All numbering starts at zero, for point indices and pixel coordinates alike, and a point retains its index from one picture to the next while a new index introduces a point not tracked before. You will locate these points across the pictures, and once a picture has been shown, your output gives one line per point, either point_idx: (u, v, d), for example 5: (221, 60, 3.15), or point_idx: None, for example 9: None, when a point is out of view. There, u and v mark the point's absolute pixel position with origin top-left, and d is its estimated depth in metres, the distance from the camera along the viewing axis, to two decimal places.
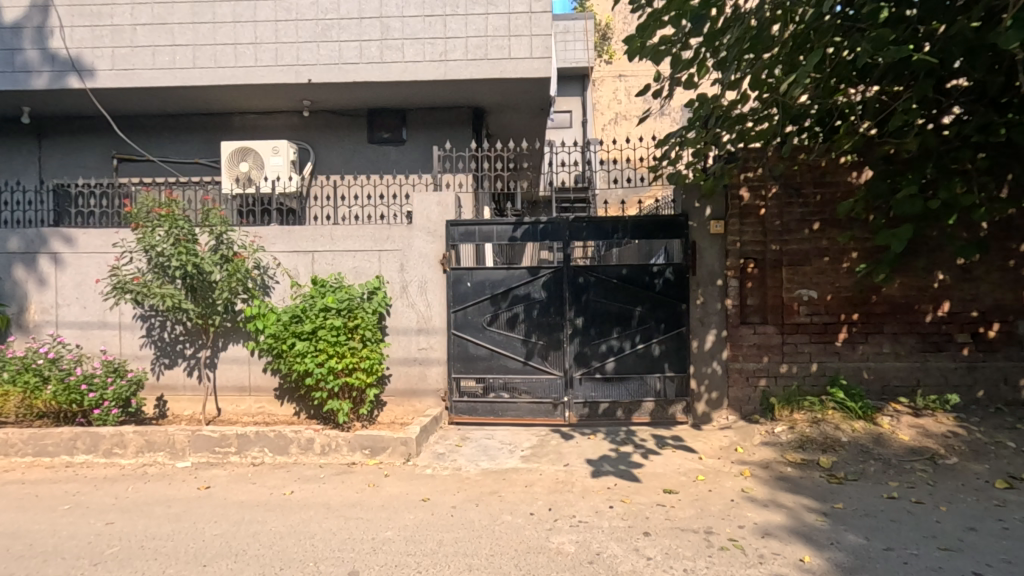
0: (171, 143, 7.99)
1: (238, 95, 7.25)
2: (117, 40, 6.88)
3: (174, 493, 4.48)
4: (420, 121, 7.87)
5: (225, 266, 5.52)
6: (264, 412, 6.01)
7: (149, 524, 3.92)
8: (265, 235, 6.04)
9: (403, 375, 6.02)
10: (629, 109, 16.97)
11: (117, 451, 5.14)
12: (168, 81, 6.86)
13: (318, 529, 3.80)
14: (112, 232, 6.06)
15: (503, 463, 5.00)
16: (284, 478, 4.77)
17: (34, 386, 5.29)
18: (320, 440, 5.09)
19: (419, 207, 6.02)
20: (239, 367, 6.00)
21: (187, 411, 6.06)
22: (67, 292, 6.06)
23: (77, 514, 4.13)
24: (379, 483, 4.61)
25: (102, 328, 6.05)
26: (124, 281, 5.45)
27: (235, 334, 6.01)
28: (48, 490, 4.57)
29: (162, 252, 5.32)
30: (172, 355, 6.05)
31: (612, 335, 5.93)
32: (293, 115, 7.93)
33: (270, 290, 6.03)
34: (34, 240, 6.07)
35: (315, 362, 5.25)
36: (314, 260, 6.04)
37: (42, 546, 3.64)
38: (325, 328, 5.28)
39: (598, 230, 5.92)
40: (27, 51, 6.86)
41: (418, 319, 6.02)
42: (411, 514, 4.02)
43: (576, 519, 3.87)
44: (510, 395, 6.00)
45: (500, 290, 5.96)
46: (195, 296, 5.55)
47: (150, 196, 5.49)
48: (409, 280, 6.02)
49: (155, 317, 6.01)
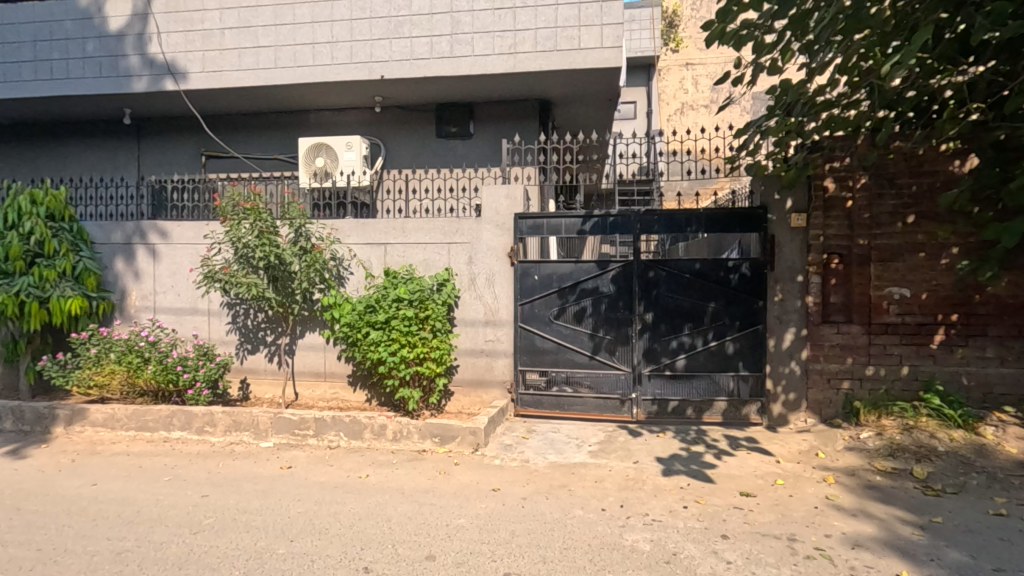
0: (253, 140, 8.42)
1: (316, 93, 7.55)
2: (206, 43, 7.31)
3: (259, 472, 4.74)
4: (487, 115, 7.94)
5: (304, 257, 5.80)
6: (338, 398, 6.25)
7: (240, 499, 4.17)
8: (341, 227, 6.27)
9: (470, 365, 6.10)
10: (697, 99, 16.28)
11: (208, 429, 5.50)
12: (252, 81, 7.23)
13: (395, 513, 3.93)
14: (201, 224, 6.44)
15: (571, 457, 4.98)
16: (359, 461, 4.96)
17: (136, 366, 5.74)
18: (392, 427, 5.25)
19: (488, 200, 6.05)
20: (315, 354, 6.27)
21: (268, 394, 6.40)
22: (163, 281, 6.53)
23: (175, 485, 4.45)
24: (450, 471, 4.70)
25: (193, 314, 6.48)
26: (214, 270, 5.82)
27: (312, 322, 6.28)
28: (150, 462, 4.96)
29: (247, 244, 5.64)
30: (255, 341, 6.39)
31: (683, 332, 5.78)
32: (365, 111, 8.18)
33: (345, 281, 6.25)
34: (135, 231, 6.57)
35: (388, 351, 5.40)
36: (386, 252, 6.21)
37: (148, 513, 3.95)
38: (398, 318, 5.43)
39: (669, 223, 5.76)
40: (129, 57, 7.42)
41: (486, 311, 6.07)
42: (483, 502, 4.08)
43: (649, 517, 3.80)
44: (574, 390, 5.97)
45: (568, 283, 5.91)
46: (276, 285, 5.85)
47: (236, 190, 5.83)
48: (478, 272, 6.07)
49: (240, 305, 6.37)
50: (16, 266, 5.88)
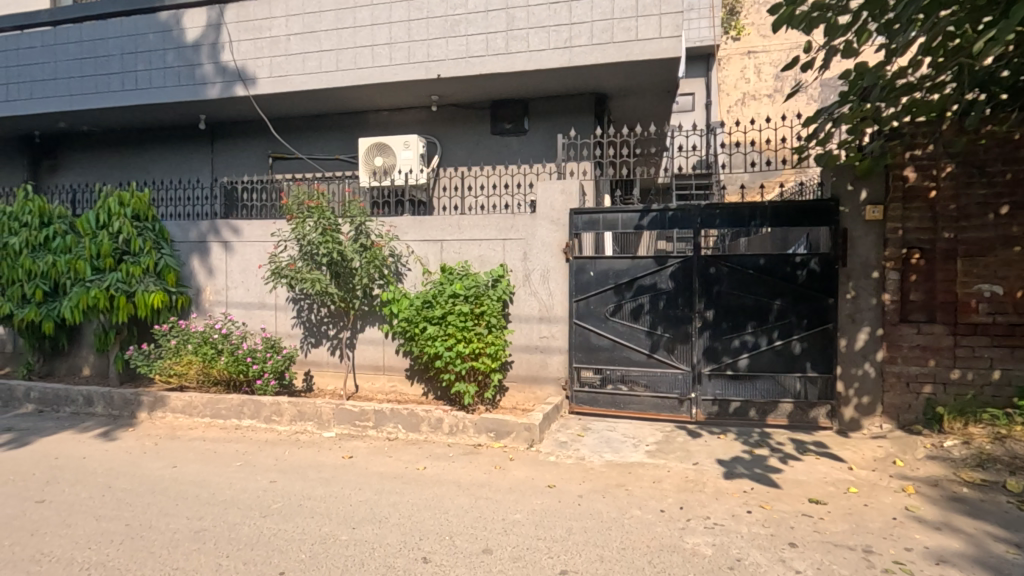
0: (316, 141, 8.75)
1: (375, 94, 7.75)
2: (273, 50, 7.65)
3: (323, 460, 4.93)
4: (542, 111, 7.92)
5: (364, 254, 5.98)
6: (396, 391, 6.40)
7: (305, 486, 4.35)
8: (399, 224, 6.42)
9: (525, 362, 6.09)
10: (760, 88, 15.54)
11: (275, 418, 5.76)
12: (315, 84, 7.50)
13: (452, 505, 3.98)
14: (269, 223, 6.76)
15: (627, 456, 4.89)
16: (416, 453, 5.07)
17: (210, 357, 6.09)
18: (448, 421, 5.34)
19: (543, 195, 6.02)
20: (375, 348, 6.45)
21: (330, 386, 6.63)
22: (234, 277, 6.90)
23: (246, 470, 4.69)
24: (505, 466, 4.73)
25: (262, 309, 6.80)
26: (280, 267, 6.08)
27: (372, 317, 6.46)
28: (224, 447, 5.26)
29: (311, 241, 5.88)
30: (318, 335, 6.65)
31: (746, 330, 5.56)
32: (422, 110, 8.33)
33: (402, 277, 6.40)
34: (209, 230, 6.97)
35: (444, 346, 5.48)
36: (443, 248, 6.30)
37: (222, 495, 4.18)
38: (454, 314, 5.51)
39: (731, 218, 5.54)
40: (204, 66, 7.87)
41: (541, 307, 6.05)
42: (539, 498, 4.07)
43: (710, 521, 3.68)
44: (630, 388, 5.85)
45: (624, 279, 5.80)
46: (338, 281, 6.07)
47: (301, 189, 6.08)
48: (532, 268, 6.06)
49: (304, 300, 6.64)
50: (107, 263, 6.38)
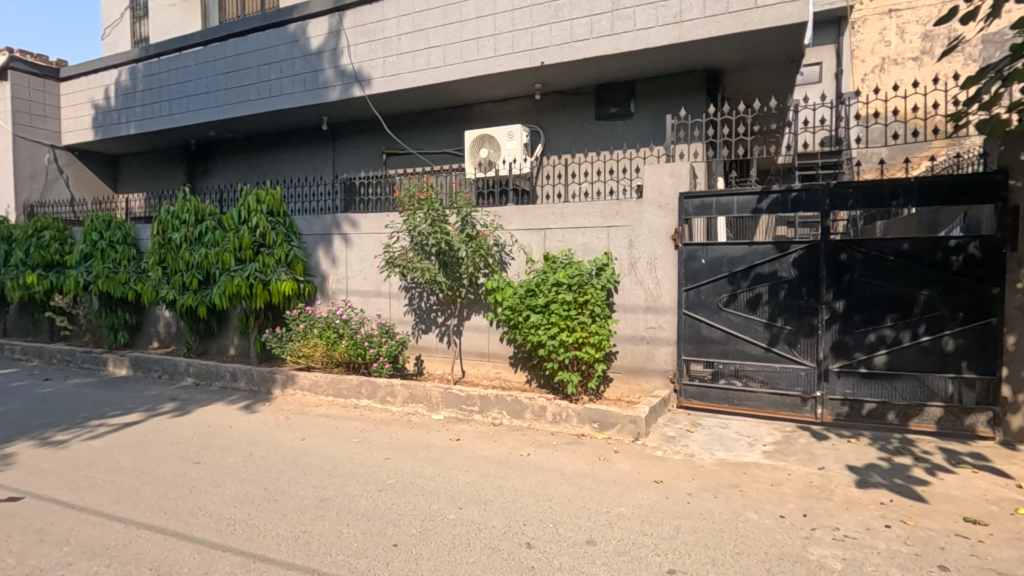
0: (426, 136, 9.10)
1: (480, 86, 7.88)
2: (386, 50, 8.05)
3: (433, 441, 5.15)
4: (649, 92, 7.60)
5: (470, 244, 6.13)
6: (500, 377, 6.51)
7: (417, 465, 4.57)
8: (503, 214, 6.49)
9: (630, 353, 5.89)
10: (903, 51, 12.17)
11: (389, 399, 6.12)
12: (425, 80, 7.79)
13: (556, 494, 3.98)
14: (384, 215, 7.15)
15: (742, 456, 4.58)
16: (521, 440, 5.13)
17: (333, 340, 6.60)
18: (552, 409, 5.35)
19: (651, 180, 5.76)
20: (480, 336, 6.60)
21: (439, 370, 6.91)
22: (353, 267, 7.40)
23: (364, 447, 5.03)
24: (609, 458, 4.63)
25: (378, 297, 7.24)
26: (394, 257, 6.41)
27: (478, 305, 6.62)
28: (345, 424, 5.68)
29: (421, 231, 6.13)
30: (428, 322, 6.94)
31: (884, 323, 4.97)
32: (526, 100, 8.35)
33: (506, 266, 6.47)
34: (332, 223, 7.53)
35: (547, 335, 5.48)
36: (546, 237, 6.27)
37: (344, 468, 4.52)
38: (557, 303, 5.48)
39: (867, 197, 4.95)
40: (327, 71, 8.49)
41: (647, 297, 5.81)
42: (645, 493, 3.94)
43: (840, 532, 3.33)
44: (744, 384, 5.47)
45: (739, 267, 5.43)
46: (447, 270, 6.28)
47: (413, 183, 6.38)
48: (638, 256, 5.83)
49: (416, 289, 6.97)
50: (247, 254, 7.14)
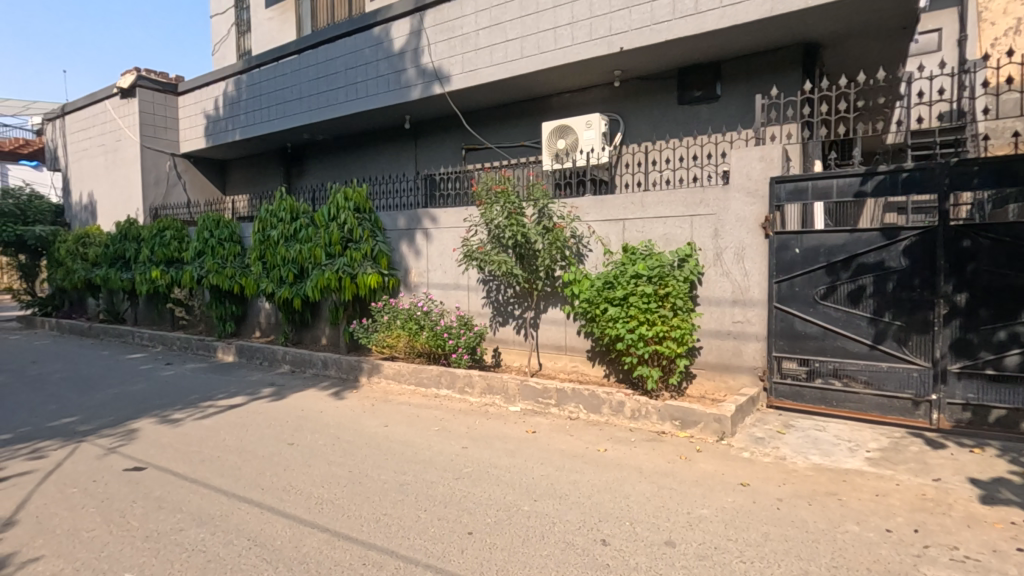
0: (504, 130, 9.15)
1: (558, 77, 7.79)
2: (464, 46, 8.16)
3: (509, 432, 5.18)
4: (738, 72, 7.15)
5: (546, 236, 6.09)
6: (578, 371, 6.42)
7: (493, 455, 4.61)
8: (581, 205, 6.38)
9: (715, 348, 5.59)
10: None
11: (467, 389, 6.23)
12: (502, 74, 7.83)
13: (633, 491, 3.86)
14: (462, 209, 7.27)
15: (842, 461, 4.21)
16: (598, 435, 5.03)
17: (415, 331, 6.83)
18: (630, 404, 5.21)
19: (738, 164, 5.42)
20: (557, 328, 6.54)
21: (516, 363, 6.94)
22: (434, 260, 7.60)
23: (443, 435, 5.16)
24: (691, 457, 4.43)
25: (457, 289, 7.39)
26: (472, 250, 6.50)
27: (555, 298, 6.56)
28: (426, 413, 5.85)
29: (498, 224, 6.15)
30: (505, 315, 6.99)
31: (1017, 319, 4.41)
32: (605, 87, 8.15)
33: (584, 258, 6.35)
34: (413, 218, 7.76)
35: (626, 328, 5.32)
36: (625, 228, 6.08)
37: (423, 455, 4.65)
38: (636, 295, 5.30)
39: (997, 176, 4.41)
40: (408, 70, 8.76)
41: (734, 289, 5.47)
42: (730, 496, 3.72)
43: (959, 552, 2.96)
44: (845, 384, 5.04)
45: (839, 256, 4.99)
46: (523, 263, 6.29)
47: (489, 176, 6.44)
48: (724, 246, 5.50)
49: (493, 281, 7.03)
50: (337, 249, 7.55)
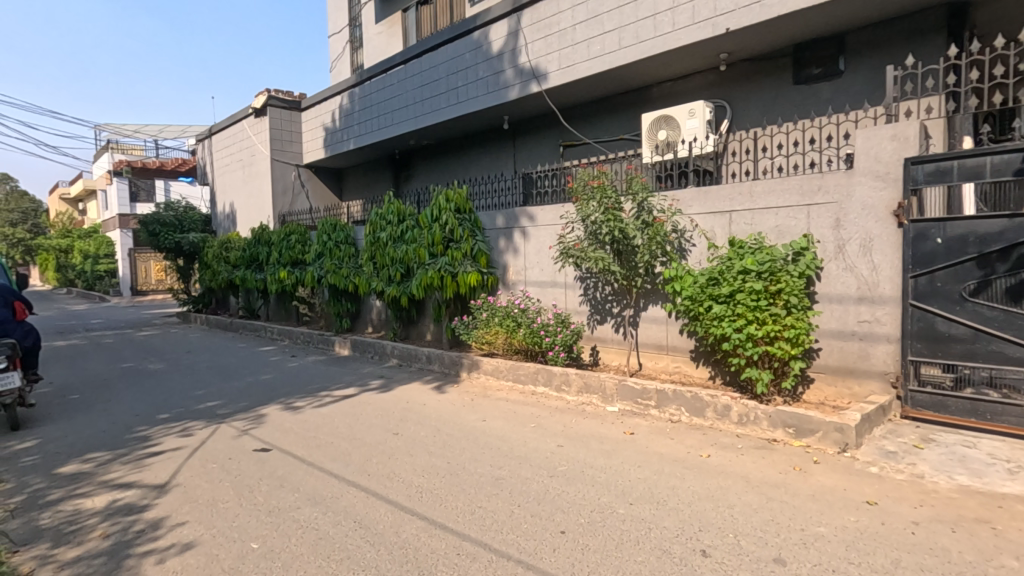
0: (602, 125, 8.99)
1: (658, 65, 7.49)
2: (562, 42, 8.11)
3: (606, 432, 5.07)
4: (866, 43, 6.43)
5: (646, 231, 5.89)
6: (680, 372, 6.12)
7: (588, 455, 4.54)
8: (683, 197, 6.08)
9: (837, 350, 5.07)
10: None
11: (564, 387, 6.19)
12: (600, 67, 7.68)
13: (739, 501, 3.60)
14: (559, 206, 7.24)
15: (996, 484, 3.62)
16: (700, 439, 4.77)
17: (512, 329, 6.91)
18: (737, 409, 4.87)
19: (864, 146, 4.86)
20: (658, 327, 6.29)
21: (615, 362, 6.78)
22: (531, 258, 7.63)
23: (539, 432, 5.17)
24: (807, 468, 4.05)
25: (554, 287, 7.37)
26: (568, 247, 6.44)
27: (655, 295, 6.31)
28: (523, 409, 5.90)
29: (595, 220, 6.04)
30: (603, 313, 6.85)
31: None
32: (711, 72, 7.70)
33: (687, 253, 6.04)
34: (511, 217, 7.86)
35: (732, 328, 4.98)
36: (732, 220, 5.69)
37: (519, 451, 4.68)
38: (744, 292, 4.94)
39: None
40: (507, 71, 8.89)
41: (860, 285, 4.91)
42: (853, 515, 3.34)
43: None
44: (1002, 395, 4.34)
45: (995, 246, 4.31)
46: (621, 259, 6.12)
47: (586, 172, 6.34)
48: (848, 238, 4.96)
49: (591, 279, 6.93)
50: (439, 249, 7.85)
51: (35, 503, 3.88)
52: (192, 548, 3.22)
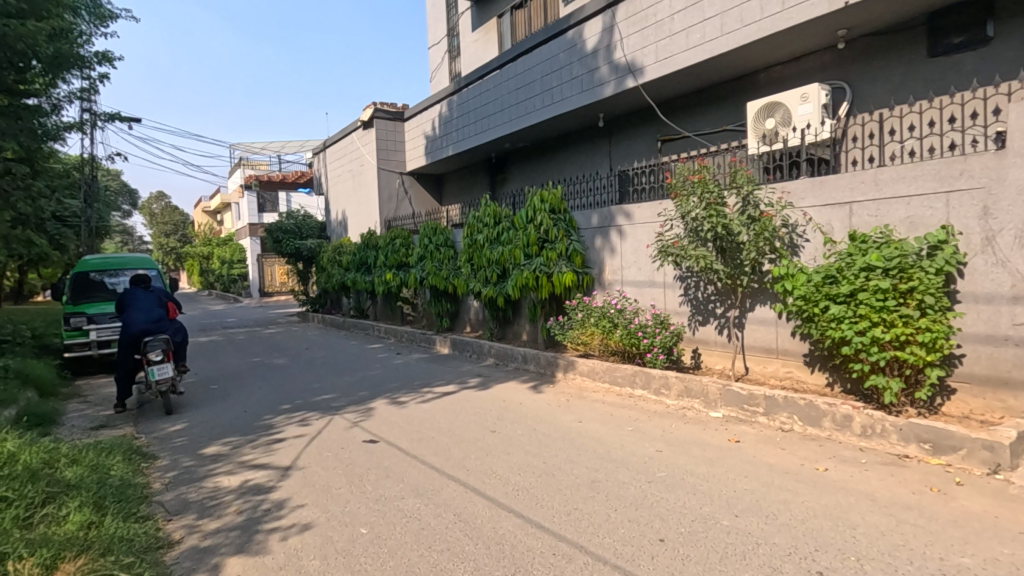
0: (703, 116, 8.58)
1: (765, 49, 7.02)
2: (658, 34, 7.86)
3: (708, 439, 4.83)
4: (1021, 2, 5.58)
5: (752, 226, 5.53)
6: (792, 378, 5.68)
7: (690, 462, 4.34)
8: (795, 189, 5.63)
9: (985, 357, 4.44)
10: None
11: (664, 391, 5.98)
12: (700, 57, 7.35)
13: (863, 522, 3.26)
14: (658, 203, 7.02)
15: None
16: (816, 451, 4.39)
17: (609, 330, 6.79)
18: (860, 420, 4.43)
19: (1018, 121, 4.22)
20: (766, 329, 5.88)
21: (718, 365, 6.45)
22: (628, 257, 7.46)
23: (637, 436, 5.03)
24: (947, 490, 3.58)
25: (652, 286, 7.15)
26: (667, 245, 6.21)
27: (763, 295, 5.91)
28: (619, 412, 5.78)
29: (696, 217, 5.77)
30: (705, 313, 6.54)
31: None
32: (826, 52, 7.08)
33: (799, 250, 5.57)
34: (607, 216, 7.73)
35: (854, 330, 4.53)
36: (852, 212, 5.19)
37: (616, 454, 4.59)
38: (868, 291, 4.48)
39: None
40: (601, 68, 8.77)
41: (1016, 283, 4.26)
42: (1006, 547, 2.91)
43: None
44: None
45: None
46: (725, 257, 5.80)
47: (685, 166, 6.08)
48: (998, 228, 4.33)
49: (691, 278, 6.63)
50: (534, 249, 7.91)
51: (184, 479, 4.43)
52: (310, 528, 3.50)
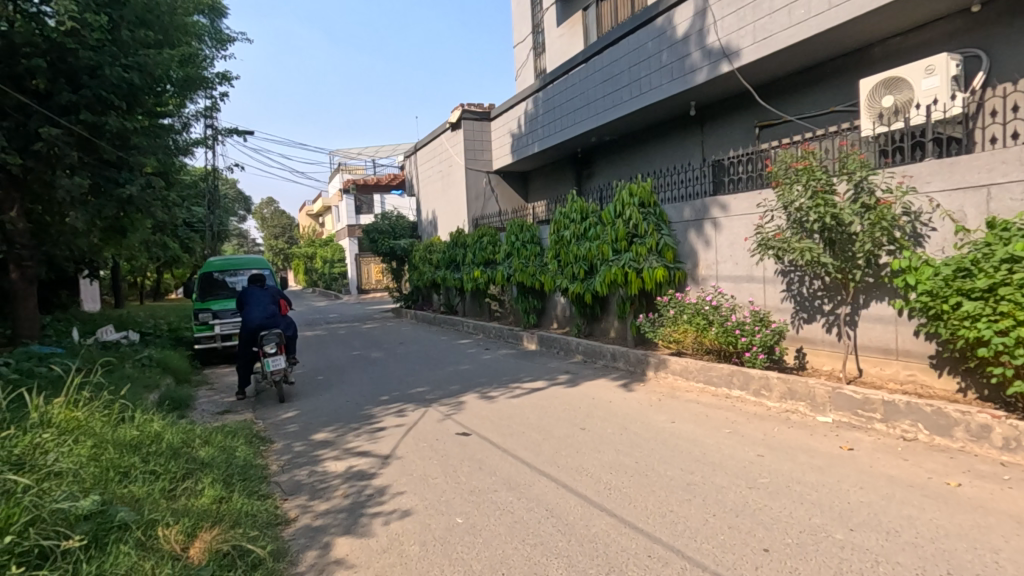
0: (807, 98, 7.99)
1: (882, 19, 6.40)
2: (757, 13, 7.41)
3: (816, 445, 4.49)
4: None
5: (867, 215, 5.06)
6: (915, 382, 5.15)
7: (795, 468, 4.07)
8: (918, 173, 5.09)
9: None
10: None
11: (764, 392, 5.65)
12: (804, 33, 6.84)
13: (1006, 546, 2.90)
14: (756, 194, 6.62)
15: None
16: (946, 463, 3.95)
17: (703, 327, 6.51)
18: (1001, 431, 3.94)
19: None
20: (883, 328, 5.37)
21: (827, 367, 5.99)
22: (724, 251, 7.11)
23: (735, 439, 4.79)
24: None
25: (750, 282, 6.77)
26: (767, 237, 5.82)
27: (879, 290, 5.40)
28: (715, 413, 5.53)
29: (801, 207, 5.37)
30: (811, 310, 6.09)
31: None
32: (957, 18, 6.33)
33: (924, 240, 5.03)
34: (700, 208, 7.39)
35: (993, 330, 4.02)
36: (991, 196, 4.61)
37: (712, 457, 4.41)
38: (1010, 285, 3.95)
39: None
40: (693, 54, 8.40)
41: None
42: None
43: None
44: None
45: None
46: (834, 249, 5.35)
47: (788, 152, 5.67)
48: None
49: (794, 272, 6.20)
50: (623, 244, 7.75)
51: (297, 461, 4.81)
52: (410, 514, 3.68)
